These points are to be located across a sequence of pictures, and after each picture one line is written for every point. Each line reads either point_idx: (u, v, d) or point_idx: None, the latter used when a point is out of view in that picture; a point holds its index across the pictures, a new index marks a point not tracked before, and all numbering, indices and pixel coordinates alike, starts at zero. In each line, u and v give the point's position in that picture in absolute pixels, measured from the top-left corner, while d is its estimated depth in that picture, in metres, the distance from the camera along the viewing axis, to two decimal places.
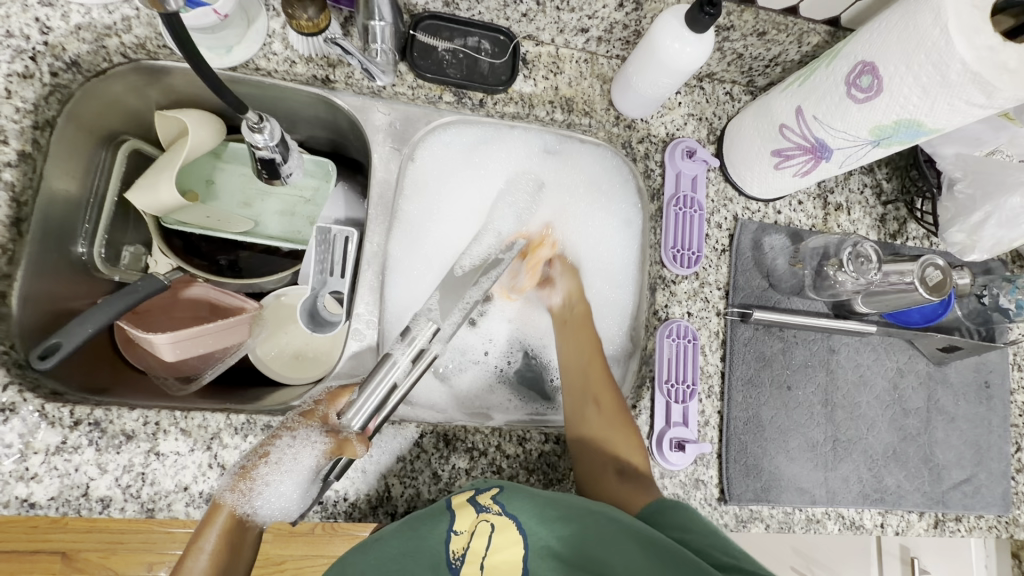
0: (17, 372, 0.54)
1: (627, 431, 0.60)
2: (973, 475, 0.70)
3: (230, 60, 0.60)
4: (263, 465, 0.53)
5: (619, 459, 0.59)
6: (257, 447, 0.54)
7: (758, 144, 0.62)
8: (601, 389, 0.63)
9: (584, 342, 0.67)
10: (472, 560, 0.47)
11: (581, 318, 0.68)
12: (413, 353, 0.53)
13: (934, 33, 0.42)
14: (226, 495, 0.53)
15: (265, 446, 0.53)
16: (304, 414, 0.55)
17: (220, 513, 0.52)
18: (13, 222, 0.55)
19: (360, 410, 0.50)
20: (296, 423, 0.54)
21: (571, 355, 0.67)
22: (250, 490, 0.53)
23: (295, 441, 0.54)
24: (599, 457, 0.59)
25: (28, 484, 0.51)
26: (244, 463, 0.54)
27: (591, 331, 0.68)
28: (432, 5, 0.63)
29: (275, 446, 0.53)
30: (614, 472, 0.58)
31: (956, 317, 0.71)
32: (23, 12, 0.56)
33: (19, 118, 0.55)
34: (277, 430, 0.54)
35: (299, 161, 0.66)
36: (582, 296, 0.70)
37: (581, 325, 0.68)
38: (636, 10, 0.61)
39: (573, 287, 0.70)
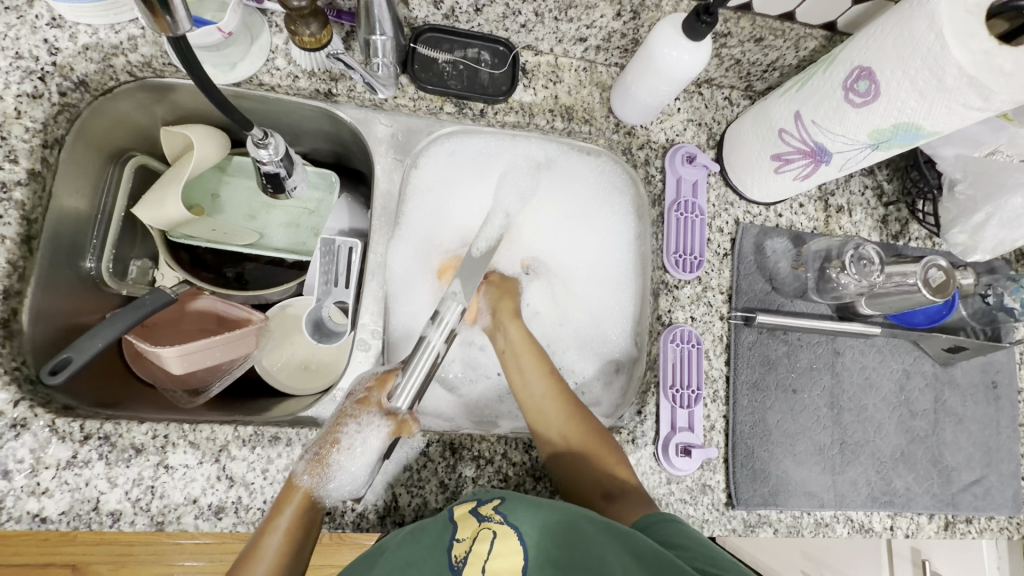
0: (28, 388, 0.54)
1: (608, 455, 0.58)
2: (983, 476, 0.70)
3: (234, 76, 0.61)
4: (335, 450, 0.56)
5: (604, 483, 0.57)
6: (324, 435, 0.56)
7: (758, 148, 0.62)
8: (565, 416, 0.60)
9: (532, 369, 0.62)
10: (474, 564, 0.46)
11: (518, 339, 0.64)
12: (444, 330, 0.60)
13: (929, 40, 0.43)
14: (302, 478, 0.54)
15: (336, 431, 0.56)
16: (362, 401, 0.59)
17: (295, 496, 0.53)
18: (24, 240, 0.56)
19: (406, 389, 0.56)
20: (356, 410, 0.58)
21: (522, 387, 0.62)
22: (322, 472, 0.55)
23: (361, 425, 0.57)
24: (584, 487, 0.57)
25: (40, 498, 0.51)
26: (315, 451, 0.55)
27: (536, 353, 0.63)
28: (432, 18, 0.64)
29: (344, 432, 0.57)
30: (602, 499, 0.57)
31: (961, 317, 0.71)
32: (32, 34, 0.57)
33: (29, 137, 0.56)
34: (341, 418, 0.58)
35: (303, 174, 0.67)
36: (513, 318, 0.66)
37: (524, 348, 0.64)
38: (634, 19, 0.62)
39: (502, 305, 0.67)
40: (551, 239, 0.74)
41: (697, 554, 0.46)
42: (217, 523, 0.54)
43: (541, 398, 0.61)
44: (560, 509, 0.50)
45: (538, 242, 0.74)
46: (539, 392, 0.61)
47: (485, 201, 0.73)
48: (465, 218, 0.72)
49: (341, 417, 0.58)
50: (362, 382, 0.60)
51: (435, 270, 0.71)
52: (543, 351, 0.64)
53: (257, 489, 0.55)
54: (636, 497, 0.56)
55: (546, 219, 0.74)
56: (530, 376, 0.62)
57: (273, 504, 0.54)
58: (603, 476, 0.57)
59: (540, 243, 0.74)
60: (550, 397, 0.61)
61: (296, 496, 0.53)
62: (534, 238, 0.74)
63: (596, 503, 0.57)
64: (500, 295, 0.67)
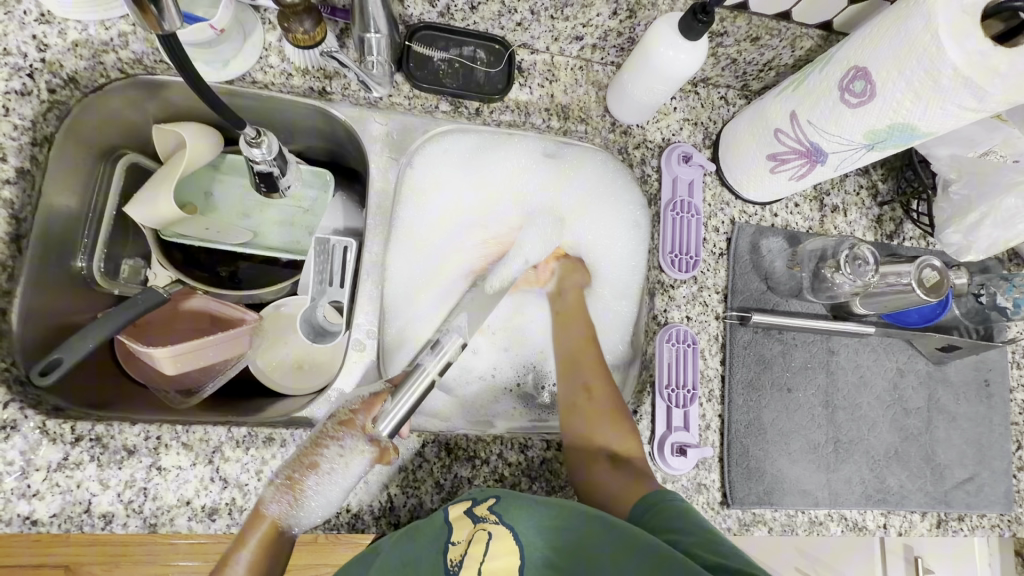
0: (18, 389, 0.54)
1: (621, 418, 0.60)
2: (975, 473, 0.70)
3: (227, 74, 0.60)
4: (310, 476, 0.52)
5: (609, 446, 0.59)
6: (299, 457, 0.52)
7: (753, 146, 0.62)
8: (595, 371, 0.64)
9: (574, 329, 0.68)
10: (471, 566, 0.47)
11: (571, 304, 0.70)
12: (439, 357, 0.54)
13: (925, 40, 0.43)
14: (268, 507, 0.53)
15: (310, 457, 0.52)
16: (340, 422, 0.54)
17: (262, 523, 0.52)
18: (13, 239, 0.55)
19: (391, 415, 0.51)
20: (336, 433, 0.53)
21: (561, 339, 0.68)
22: (293, 498, 0.52)
23: (341, 448, 0.52)
24: (592, 443, 0.59)
25: (30, 501, 0.51)
26: (287, 475, 0.52)
27: (582, 319, 0.69)
28: (427, 15, 0.63)
29: (320, 456, 0.52)
30: (606, 457, 0.58)
31: (954, 316, 0.72)
32: (20, 30, 0.56)
33: (18, 135, 0.55)
34: (319, 439, 0.53)
35: (298, 173, 0.66)
36: (574, 289, 0.71)
37: (572, 313, 0.69)
38: (630, 18, 0.62)
39: (568, 279, 0.71)
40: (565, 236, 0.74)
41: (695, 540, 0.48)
42: (211, 525, 0.54)
43: (579, 354, 0.66)
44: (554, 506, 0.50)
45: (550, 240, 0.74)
46: (572, 346, 0.67)
47: (499, 199, 0.73)
48: (481, 217, 0.73)
49: (316, 441, 0.53)
50: (347, 403, 0.55)
51: (430, 273, 0.71)
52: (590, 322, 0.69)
53: (251, 491, 0.55)
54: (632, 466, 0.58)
55: (560, 216, 0.74)
56: (577, 334, 0.68)
57: (242, 528, 0.53)
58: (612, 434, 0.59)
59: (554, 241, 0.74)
60: (580, 351, 0.66)
61: (262, 521, 0.52)
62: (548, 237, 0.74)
63: (601, 459, 0.58)
64: (568, 270, 0.72)
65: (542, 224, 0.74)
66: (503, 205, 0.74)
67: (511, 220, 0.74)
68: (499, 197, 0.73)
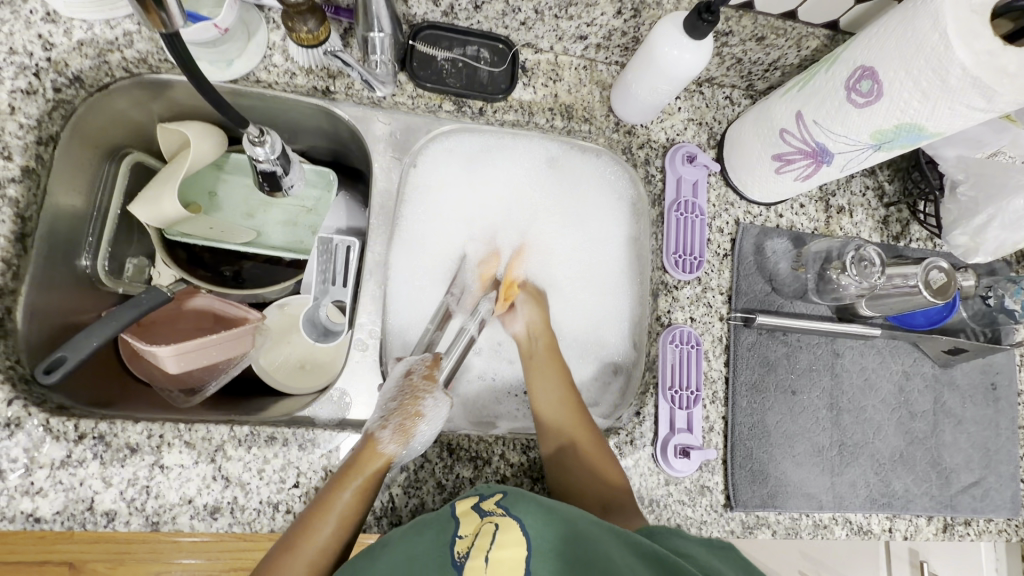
0: (23, 387, 0.54)
1: (610, 467, 0.58)
2: (982, 477, 0.70)
3: (231, 73, 0.60)
4: (419, 423, 0.57)
5: (604, 496, 0.57)
6: (406, 407, 0.57)
7: (759, 146, 0.61)
8: (578, 428, 0.59)
9: (549, 376, 0.63)
10: (478, 555, 0.45)
11: (544, 352, 0.66)
12: (478, 321, 0.67)
13: (933, 39, 0.42)
14: (384, 449, 0.55)
15: (416, 405, 0.57)
16: (425, 377, 0.60)
17: (377, 463, 0.54)
18: (18, 237, 0.56)
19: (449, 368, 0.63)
20: (431, 387, 0.59)
21: (537, 391, 0.63)
22: (404, 441, 0.56)
23: (434, 398, 0.59)
24: (584, 500, 0.56)
25: (34, 498, 0.51)
26: (399, 420, 0.56)
27: (559, 362, 0.65)
28: (430, 15, 0.63)
29: (423, 405, 0.58)
30: (600, 510, 0.56)
31: (961, 318, 0.71)
32: (27, 29, 0.56)
33: (23, 134, 0.56)
34: (416, 392, 0.58)
35: (300, 172, 0.66)
36: (546, 329, 0.67)
37: (548, 357, 0.65)
38: (634, 17, 0.61)
39: (536, 319, 0.68)
40: (564, 240, 0.73)
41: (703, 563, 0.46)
42: (213, 523, 0.54)
43: (557, 402, 0.62)
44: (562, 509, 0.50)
45: (551, 244, 0.73)
46: (555, 402, 0.61)
47: (501, 202, 0.73)
48: (482, 219, 0.72)
49: (414, 392, 0.59)
50: (420, 361, 0.62)
51: (433, 272, 0.70)
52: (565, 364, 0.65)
53: (252, 490, 0.55)
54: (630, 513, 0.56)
55: (560, 220, 0.73)
56: (553, 380, 0.63)
57: (353, 466, 0.53)
58: (599, 487, 0.57)
59: (554, 245, 0.73)
60: (565, 406, 0.61)
61: (376, 457, 0.54)
62: (548, 240, 0.73)
63: (594, 514, 0.56)
64: (534, 306, 0.68)
65: (544, 227, 0.73)
66: (504, 208, 0.73)
67: (513, 223, 0.73)
68: (500, 200, 0.73)
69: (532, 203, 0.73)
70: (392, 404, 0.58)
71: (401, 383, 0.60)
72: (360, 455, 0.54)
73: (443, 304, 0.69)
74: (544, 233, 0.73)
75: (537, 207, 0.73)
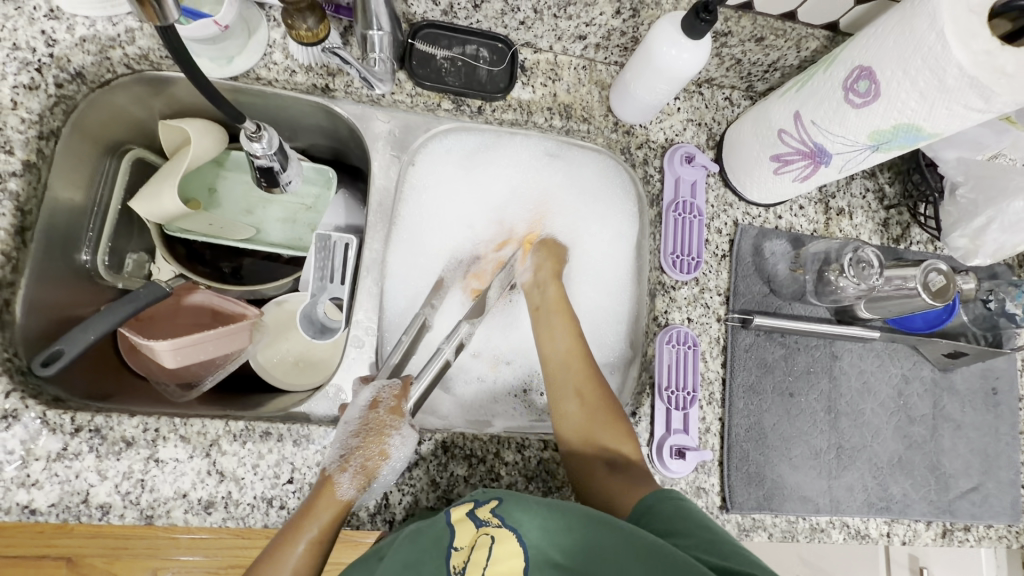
0: (20, 378, 0.55)
1: (620, 423, 0.59)
2: (982, 483, 0.69)
3: (231, 70, 0.61)
4: (382, 463, 0.56)
5: (609, 453, 0.58)
6: (370, 448, 0.55)
7: (758, 148, 0.61)
8: (585, 381, 0.61)
9: (561, 327, 0.65)
10: (473, 571, 0.47)
11: (553, 298, 0.67)
12: (452, 342, 0.65)
13: (930, 38, 0.42)
14: (344, 491, 0.54)
15: (382, 445, 0.56)
16: (390, 410, 0.58)
17: (335, 507, 0.53)
18: (18, 231, 0.56)
19: (420, 391, 0.62)
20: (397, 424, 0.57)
21: (547, 342, 0.65)
22: (365, 483, 0.55)
23: (401, 433, 0.57)
24: (588, 459, 0.58)
25: (29, 490, 0.51)
26: (362, 462, 0.55)
27: (565, 308, 0.66)
28: (430, 14, 0.64)
29: (389, 444, 0.56)
30: (605, 466, 0.58)
31: (961, 322, 0.70)
32: (29, 25, 0.57)
33: (25, 129, 0.56)
34: (382, 431, 0.56)
35: (299, 169, 0.66)
36: (552, 279, 0.68)
37: (554, 305, 0.66)
38: (633, 17, 0.62)
39: (544, 267, 0.69)
40: (581, 220, 0.73)
41: (699, 541, 0.47)
42: (206, 518, 0.54)
43: (568, 353, 0.63)
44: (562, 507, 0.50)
45: (570, 220, 0.73)
46: (562, 348, 0.64)
47: (512, 194, 0.73)
48: (502, 211, 0.73)
49: (379, 429, 0.56)
50: (386, 388, 0.60)
51: (431, 268, 0.71)
52: (573, 311, 0.66)
53: (246, 484, 0.55)
54: (635, 471, 0.58)
55: (581, 202, 0.73)
56: (562, 331, 0.65)
57: (309, 508, 0.53)
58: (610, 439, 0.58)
59: (573, 224, 0.73)
60: (570, 358, 0.63)
61: (331, 504, 0.53)
62: (573, 217, 0.73)
63: (600, 469, 0.58)
64: (547, 257, 0.69)
65: (559, 209, 0.73)
66: (508, 204, 0.73)
67: (526, 211, 0.73)
68: (510, 192, 0.73)
69: (535, 198, 0.73)
70: (354, 442, 0.56)
71: (363, 416, 0.57)
72: (316, 498, 0.53)
73: (424, 310, 0.68)
74: (563, 211, 0.73)
75: (549, 194, 0.73)
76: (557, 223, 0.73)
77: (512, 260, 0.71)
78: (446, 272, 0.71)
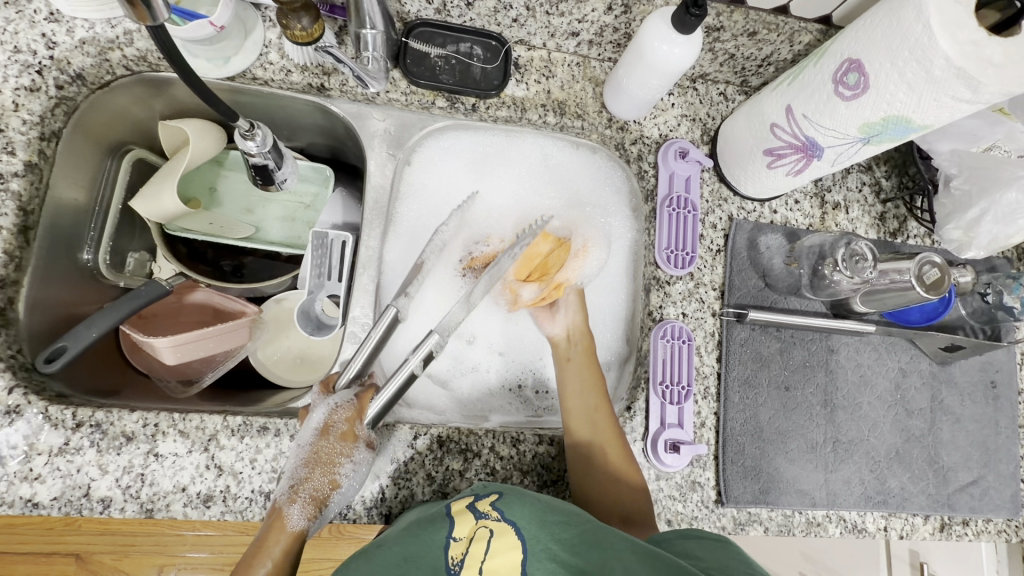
0: (23, 375, 0.56)
1: (634, 474, 0.59)
2: (981, 476, 0.69)
3: (228, 70, 0.62)
4: (333, 490, 0.55)
5: (622, 505, 0.58)
6: (321, 475, 0.55)
7: (751, 142, 0.61)
8: (610, 437, 0.59)
9: (587, 378, 0.63)
10: (472, 564, 0.48)
11: (581, 355, 0.66)
12: (420, 353, 0.58)
13: (917, 29, 0.42)
14: (295, 521, 0.53)
15: (333, 474, 0.55)
16: (341, 436, 0.56)
17: (288, 535, 0.53)
18: (20, 230, 0.57)
19: (378, 405, 0.56)
20: (348, 450, 0.56)
21: (571, 397, 0.62)
22: (317, 512, 0.54)
23: (354, 459, 0.56)
24: (605, 502, 0.57)
25: (32, 484, 0.52)
26: (312, 490, 0.54)
27: (592, 362, 0.65)
28: (424, 12, 0.64)
29: (341, 472, 0.56)
30: (619, 519, 0.57)
31: (960, 315, 0.70)
32: (31, 28, 0.58)
33: (27, 130, 0.57)
34: (333, 457, 0.56)
35: (294, 167, 0.67)
36: (585, 332, 0.67)
37: (584, 357, 0.65)
38: (625, 13, 0.62)
39: (577, 321, 0.68)
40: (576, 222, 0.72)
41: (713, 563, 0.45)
42: (205, 511, 0.55)
43: (591, 407, 0.61)
44: (560, 506, 0.50)
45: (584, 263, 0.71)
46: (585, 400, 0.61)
47: (514, 199, 0.73)
48: (490, 215, 0.73)
49: (329, 458, 0.55)
50: (338, 411, 0.58)
51: None
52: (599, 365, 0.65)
53: (245, 479, 0.56)
54: (646, 524, 0.57)
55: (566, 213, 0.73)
56: (587, 382, 0.63)
57: (262, 538, 0.52)
58: (623, 493, 0.58)
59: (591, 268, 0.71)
60: (595, 408, 0.61)
61: (284, 536, 0.53)
62: (604, 228, 0.72)
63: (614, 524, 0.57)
64: (578, 312, 0.68)
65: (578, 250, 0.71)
66: (517, 216, 0.73)
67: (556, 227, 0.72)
68: (512, 199, 0.73)
69: (534, 205, 0.73)
70: (303, 471, 0.55)
71: (314, 443, 0.56)
72: (267, 528, 0.53)
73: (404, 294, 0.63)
74: (599, 262, 0.71)
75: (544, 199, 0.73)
76: (577, 267, 0.71)
77: (527, 292, 0.70)
78: (426, 255, 0.65)
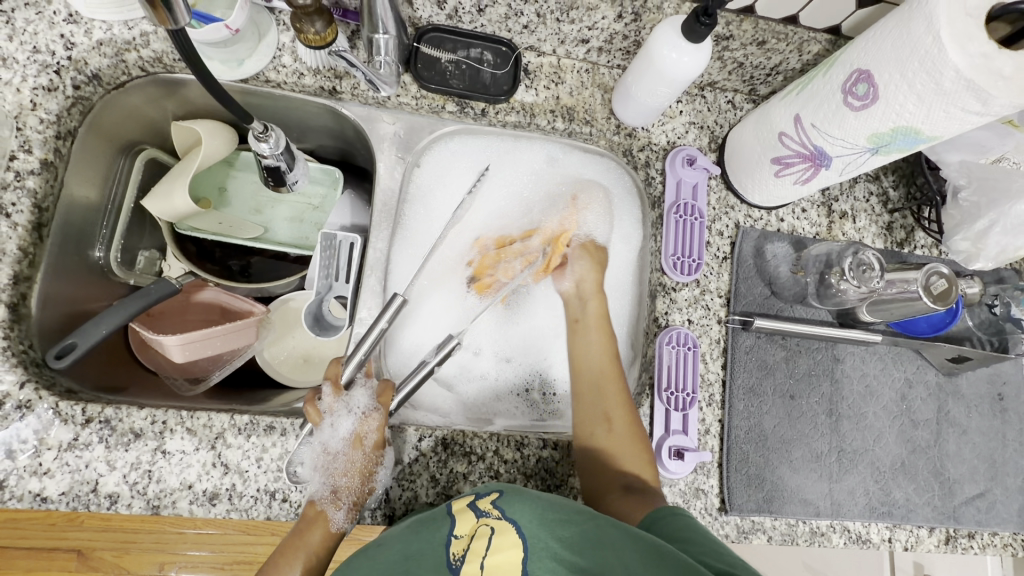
0: (34, 370, 0.56)
1: (636, 450, 0.58)
2: (986, 489, 0.68)
3: (241, 72, 0.62)
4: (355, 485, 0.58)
5: (624, 475, 0.57)
6: (359, 479, 0.57)
7: (759, 150, 0.61)
8: (617, 402, 0.61)
9: (595, 342, 0.66)
10: (472, 559, 0.47)
11: (593, 315, 0.67)
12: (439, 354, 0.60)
13: (928, 41, 0.42)
14: (336, 521, 0.56)
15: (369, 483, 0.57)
16: (372, 445, 0.58)
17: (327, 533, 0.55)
18: (34, 227, 0.58)
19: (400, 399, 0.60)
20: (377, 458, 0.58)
21: (582, 355, 0.66)
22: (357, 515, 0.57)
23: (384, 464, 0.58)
24: (606, 475, 0.58)
25: (41, 478, 0.53)
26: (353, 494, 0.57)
27: (606, 331, 0.67)
28: (435, 18, 0.65)
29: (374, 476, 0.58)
30: (622, 489, 0.56)
31: (966, 327, 0.70)
32: (49, 29, 0.59)
33: (43, 128, 0.58)
34: (367, 466, 0.58)
35: (305, 169, 0.68)
36: (596, 292, 0.69)
37: (598, 324, 0.67)
38: (635, 21, 0.62)
39: (586, 279, 0.69)
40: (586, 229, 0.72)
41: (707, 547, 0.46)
42: (211, 509, 0.55)
43: (599, 372, 0.64)
44: (563, 507, 0.50)
45: (606, 223, 0.72)
46: (596, 355, 0.65)
47: (524, 199, 0.74)
48: (506, 211, 0.74)
49: (362, 468, 0.58)
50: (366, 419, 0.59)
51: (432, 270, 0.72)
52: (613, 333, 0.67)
53: (251, 477, 0.56)
54: (650, 495, 0.56)
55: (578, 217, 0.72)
56: (601, 352, 0.65)
57: (303, 528, 0.55)
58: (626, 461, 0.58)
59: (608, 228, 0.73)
60: (603, 372, 0.63)
61: (324, 532, 0.55)
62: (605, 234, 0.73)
63: (617, 493, 0.56)
64: (590, 266, 0.70)
65: (599, 210, 0.72)
66: (538, 204, 0.74)
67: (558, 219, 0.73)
68: (519, 198, 0.74)
69: (551, 198, 0.74)
70: (342, 480, 0.57)
71: (347, 453, 0.58)
72: (309, 522, 0.55)
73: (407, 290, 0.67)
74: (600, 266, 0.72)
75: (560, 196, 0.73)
76: (595, 224, 0.72)
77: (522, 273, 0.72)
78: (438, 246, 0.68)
